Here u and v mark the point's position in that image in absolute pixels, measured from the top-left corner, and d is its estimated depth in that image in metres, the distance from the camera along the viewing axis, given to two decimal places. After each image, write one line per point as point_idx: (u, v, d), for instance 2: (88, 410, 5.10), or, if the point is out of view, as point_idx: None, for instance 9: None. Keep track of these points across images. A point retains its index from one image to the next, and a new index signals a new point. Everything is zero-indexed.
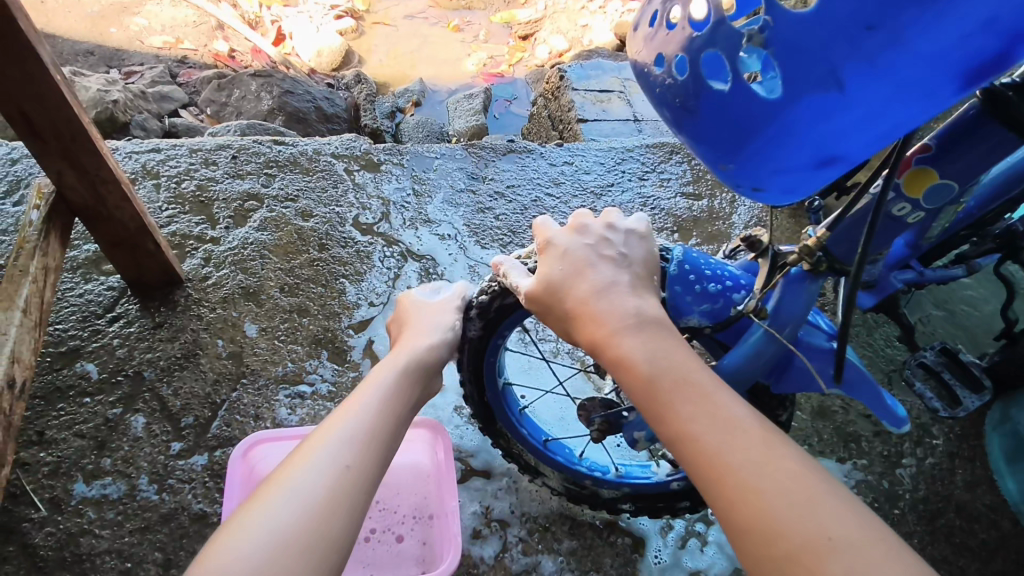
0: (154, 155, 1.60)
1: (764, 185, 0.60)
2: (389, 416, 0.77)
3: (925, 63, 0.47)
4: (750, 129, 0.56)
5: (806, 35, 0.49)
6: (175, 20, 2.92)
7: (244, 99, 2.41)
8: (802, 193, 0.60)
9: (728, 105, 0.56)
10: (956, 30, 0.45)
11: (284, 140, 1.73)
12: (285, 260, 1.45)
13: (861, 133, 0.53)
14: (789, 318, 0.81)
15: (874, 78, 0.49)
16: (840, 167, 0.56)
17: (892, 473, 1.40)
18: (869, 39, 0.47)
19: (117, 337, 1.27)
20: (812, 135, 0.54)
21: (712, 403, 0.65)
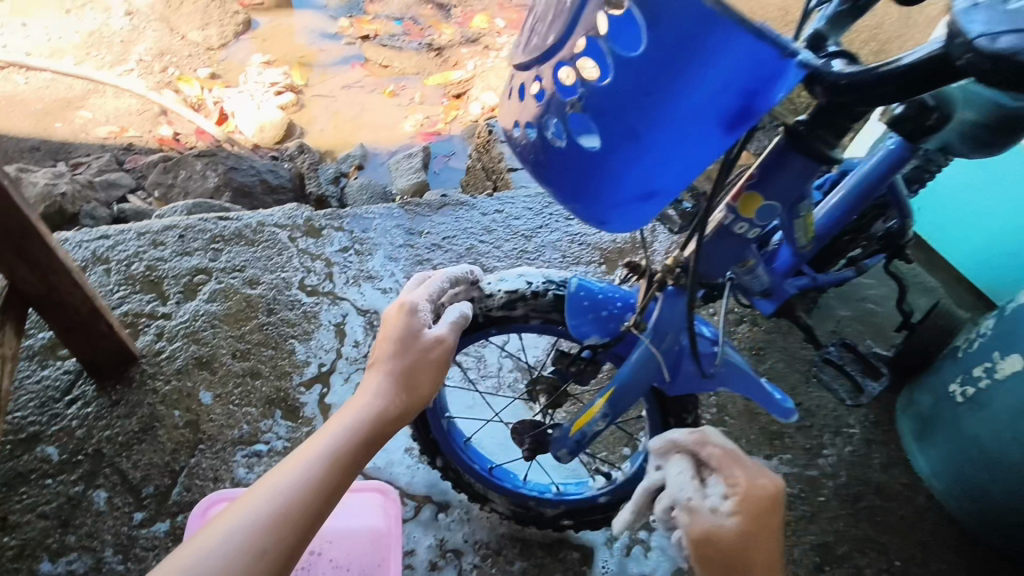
0: (103, 242, 1.68)
1: (609, 219, 0.73)
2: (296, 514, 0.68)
3: (694, 117, 0.61)
4: (586, 176, 0.69)
5: (608, 101, 0.62)
6: (119, 110, 3.01)
7: (190, 179, 2.52)
8: (641, 223, 0.73)
9: (567, 158, 0.69)
10: (709, 90, 0.59)
11: (229, 215, 1.82)
12: (235, 328, 1.53)
13: (666, 170, 0.65)
14: (664, 331, 0.93)
15: (662, 130, 0.62)
16: (661, 199, 0.69)
17: (814, 464, 1.53)
18: (650, 101, 0.61)
19: (76, 418, 1.33)
20: (628, 174, 0.67)
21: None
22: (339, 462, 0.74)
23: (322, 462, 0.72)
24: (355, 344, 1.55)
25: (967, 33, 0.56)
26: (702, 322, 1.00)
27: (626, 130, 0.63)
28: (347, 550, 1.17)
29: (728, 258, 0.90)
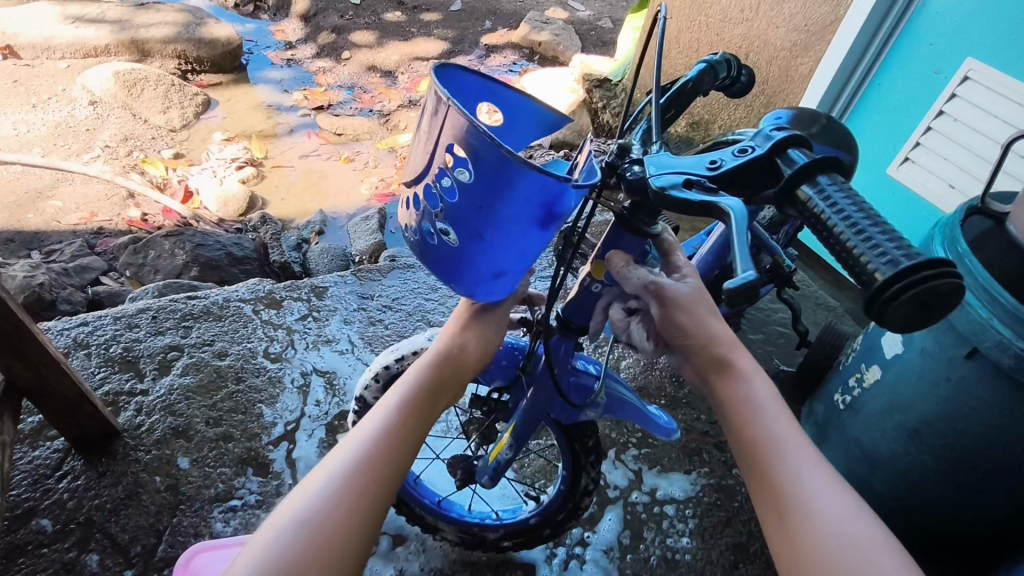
0: (82, 328, 1.85)
1: (476, 294, 0.91)
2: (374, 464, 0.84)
3: (517, 221, 0.80)
4: (452, 264, 0.87)
5: (457, 212, 0.81)
6: (88, 196, 3.20)
7: (159, 257, 2.70)
8: (499, 294, 0.91)
9: (435, 251, 0.87)
10: (522, 202, 0.78)
11: (197, 294, 2.02)
12: (208, 397, 1.71)
13: (507, 257, 0.85)
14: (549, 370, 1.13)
15: (497, 231, 0.81)
16: (510, 276, 0.88)
17: (730, 473, 1.76)
18: (483, 211, 0.80)
19: (67, 491, 1.49)
20: (481, 263, 0.85)
21: (757, 421, 0.82)
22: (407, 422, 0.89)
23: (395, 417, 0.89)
24: (317, 403, 1.75)
25: (646, 171, 0.81)
26: (590, 361, 1.21)
27: (472, 234, 0.82)
28: None
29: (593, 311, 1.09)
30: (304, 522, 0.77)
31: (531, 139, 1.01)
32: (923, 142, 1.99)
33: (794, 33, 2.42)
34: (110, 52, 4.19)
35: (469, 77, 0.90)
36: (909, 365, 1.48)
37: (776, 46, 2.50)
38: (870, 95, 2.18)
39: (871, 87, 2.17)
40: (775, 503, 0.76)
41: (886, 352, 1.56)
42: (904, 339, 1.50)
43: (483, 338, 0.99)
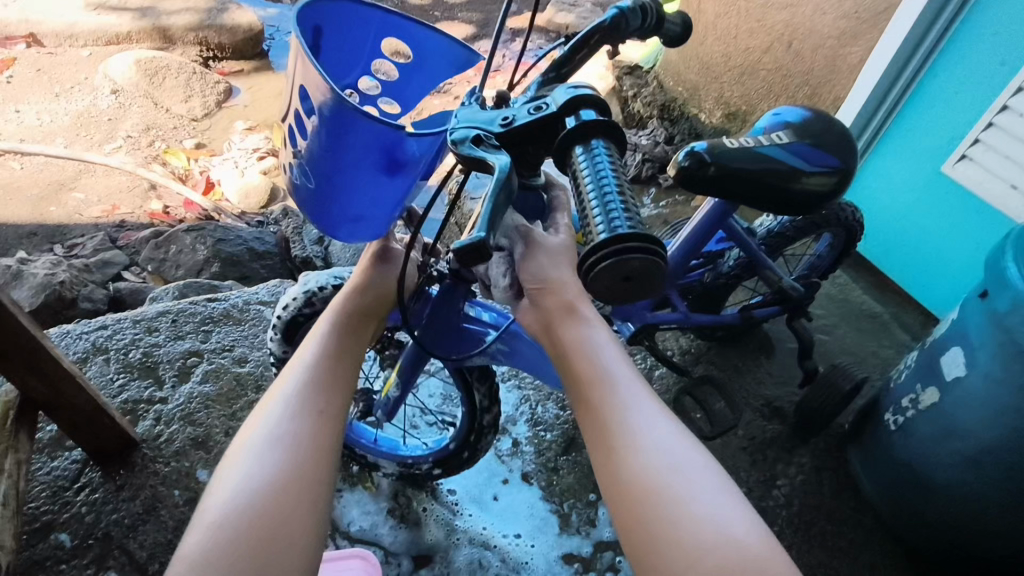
0: (101, 332, 1.81)
1: (340, 234, 0.91)
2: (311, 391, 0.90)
3: (365, 158, 0.80)
4: (316, 204, 0.87)
5: (315, 150, 0.81)
6: (111, 188, 3.17)
7: (180, 252, 2.67)
8: (365, 237, 0.91)
9: (301, 190, 0.87)
10: (367, 141, 0.78)
11: (217, 296, 1.97)
12: (226, 407, 1.67)
13: (362, 197, 0.85)
14: (437, 313, 1.17)
15: (348, 167, 0.81)
16: (368, 218, 0.88)
17: (768, 494, 1.67)
18: (334, 148, 0.79)
19: (85, 504, 1.45)
20: (337, 201, 0.85)
21: (595, 362, 0.86)
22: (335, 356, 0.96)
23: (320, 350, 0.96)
24: None
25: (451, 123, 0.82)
26: (489, 308, 1.26)
27: (323, 173, 0.82)
28: None
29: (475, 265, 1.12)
30: (261, 468, 0.81)
31: (444, 79, 1.02)
32: (983, 139, 1.86)
33: (843, 21, 2.26)
34: (132, 39, 4.14)
35: (370, 11, 0.93)
36: (972, 389, 1.37)
37: (823, 33, 2.34)
38: (925, 86, 2.03)
39: (927, 78, 2.02)
40: (607, 440, 0.81)
41: (946, 372, 1.44)
42: (968, 361, 1.38)
43: (393, 273, 1.08)
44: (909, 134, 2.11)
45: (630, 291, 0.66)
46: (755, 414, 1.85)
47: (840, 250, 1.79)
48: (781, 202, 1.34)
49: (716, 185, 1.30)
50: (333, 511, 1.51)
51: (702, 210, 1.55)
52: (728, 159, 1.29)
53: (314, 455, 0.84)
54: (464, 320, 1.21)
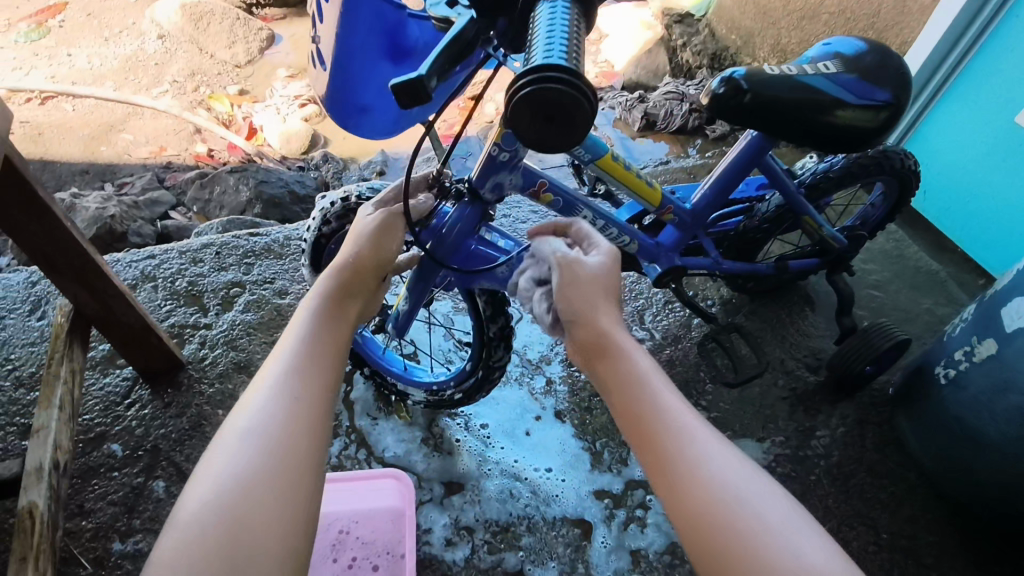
0: (150, 261, 1.87)
1: (350, 126, 0.97)
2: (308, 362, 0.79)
3: (371, 39, 0.90)
4: (331, 91, 0.93)
5: (329, 36, 0.89)
6: (157, 130, 3.23)
7: (224, 193, 2.72)
8: (373, 129, 0.99)
9: (318, 79, 0.95)
10: (372, 22, 0.89)
11: (259, 231, 2.00)
12: (267, 335, 1.71)
13: (368, 83, 0.93)
14: (450, 227, 1.18)
15: (358, 48, 0.90)
16: (374, 105, 0.96)
17: (806, 444, 1.64)
18: (346, 31, 0.88)
19: (135, 419, 1.52)
20: (346, 88, 0.93)
21: (621, 362, 0.78)
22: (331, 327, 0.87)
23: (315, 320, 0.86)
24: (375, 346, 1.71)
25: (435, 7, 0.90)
26: (505, 237, 1.27)
27: (336, 57, 0.90)
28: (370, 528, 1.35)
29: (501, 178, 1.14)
30: (256, 451, 0.68)
31: None
32: None
33: None
34: None
35: None
36: None
37: None
38: (1003, 29, 1.88)
39: (1007, 20, 1.87)
40: (644, 441, 0.70)
41: (1007, 324, 1.38)
42: None
43: (386, 246, 1.02)
44: (983, 82, 1.98)
45: (556, 131, 0.60)
46: (798, 365, 1.80)
47: (893, 202, 1.69)
48: (818, 139, 1.24)
49: (749, 116, 1.20)
50: (369, 437, 1.54)
51: (736, 148, 1.42)
52: (766, 86, 1.18)
53: (308, 437, 0.71)
54: (477, 241, 1.22)
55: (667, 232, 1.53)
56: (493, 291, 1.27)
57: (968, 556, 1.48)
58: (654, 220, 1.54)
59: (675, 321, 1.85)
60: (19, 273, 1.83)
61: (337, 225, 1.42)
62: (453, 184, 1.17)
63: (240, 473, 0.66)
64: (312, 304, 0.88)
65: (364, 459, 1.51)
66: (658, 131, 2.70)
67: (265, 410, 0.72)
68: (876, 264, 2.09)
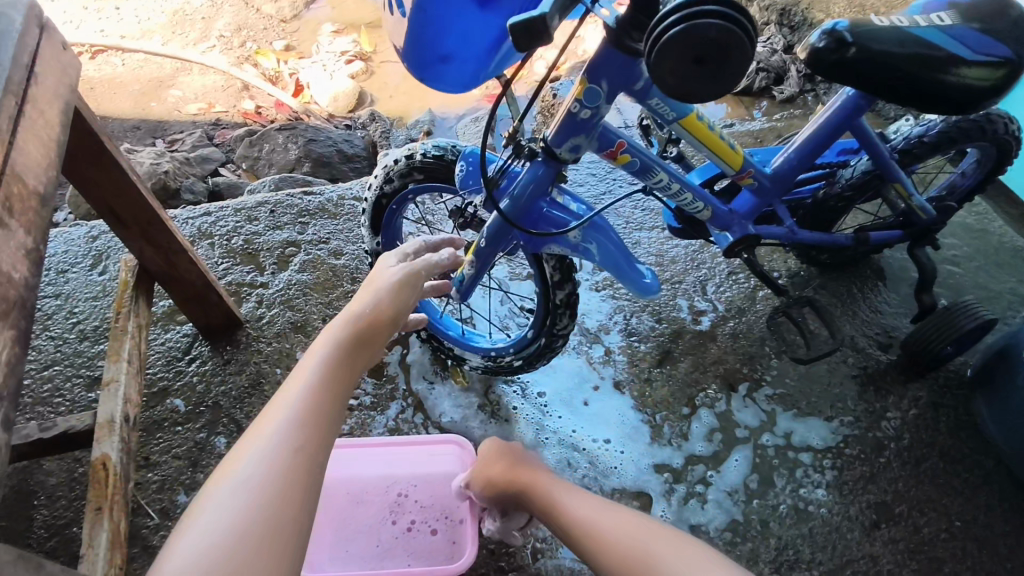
0: (206, 218, 1.86)
1: (430, 77, 0.96)
2: (319, 409, 0.78)
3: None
4: (411, 44, 0.91)
5: None
6: (206, 87, 3.22)
7: (274, 151, 2.70)
8: (452, 82, 0.97)
9: (397, 27, 0.91)
10: None
11: (312, 190, 1.97)
12: (323, 295, 1.69)
13: (449, 37, 0.90)
14: (522, 188, 1.14)
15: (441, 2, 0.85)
16: (454, 59, 0.93)
17: (877, 425, 1.56)
18: None
19: (196, 375, 1.53)
20: (426, 40, 0.90)
21: (575, 515, 1.02)
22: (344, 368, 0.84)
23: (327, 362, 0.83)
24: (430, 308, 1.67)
25: None
26: (578, 200, 1.20)
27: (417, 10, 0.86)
28: (429, 493, 1.36)
29: (580, 139, 1.08)
30: (246, 502, 0.68)
31: None
32: None
33: None
34: None
35: None
36: None
37: None
38: None
39: None
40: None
41: None
42: None
43: (407, 295, 0.98)
44: None
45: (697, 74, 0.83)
46: (869, 343, 1.71)
47: (987, 170, 1.57)
48: (924, 101, 1.14)
49: (850, 73, 1.11)
50: (425, 402, 1.52)
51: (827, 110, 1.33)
52: (874, 39, 1.09)
53: (301, 490, 0.71)
54: (548, 203, 1.17)
55: (742, 198, 1.45)
56: (562, 256, 1.22)
57: None
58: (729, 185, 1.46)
59: (740, 294, 1.77)
60: (81, 227, 1.85)
61: (400, 184, 1.37)
62: (527, 144, 1.12)
63: (231, 523, 0.67)
64: (326, 345, 0.84)
65: (420, 423, 1.50)
66: (721, 92, 2.56)
67: (267, 457, 0.72)
68: (957, 238, 1.95)
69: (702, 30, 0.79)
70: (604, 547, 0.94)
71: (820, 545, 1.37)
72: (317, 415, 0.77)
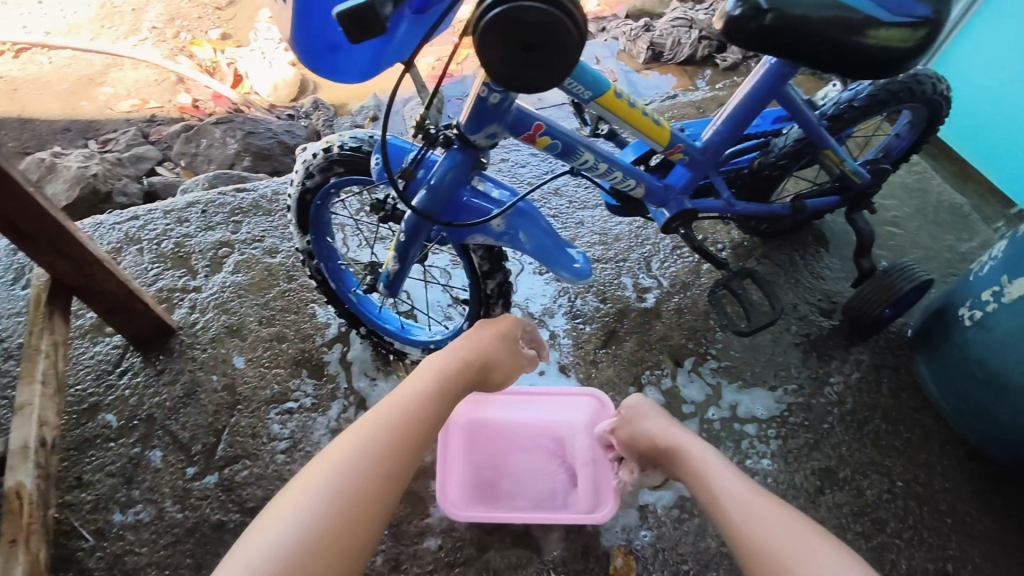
0: (133, 222, 1.79)
1: (325, 64, 0.88)
2: (408, 440, 0.91)
3: None
4: (301, 24, 0.82)
5: None
6: (139, 82, 3.09)
7: (212, 146, 2.61)
8: (347, 69, 0.90)
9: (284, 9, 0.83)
10: None
11: (245, 186, 1.90)
12: (259, 296, 1.64)
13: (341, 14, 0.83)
14: (441, 178, 1.08)
15: None
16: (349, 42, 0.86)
17: (820, 392, 1.58)
18: None
19: (128, 387, 1.48)
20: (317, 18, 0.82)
21: (716, 480, 1.00)
22: (424, 407, 0.97)
23: (414, 402, 0.97)
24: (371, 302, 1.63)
25: None
26: (500, 186, 1.16)
27: None
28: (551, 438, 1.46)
29: (493, 124, 1.03)
30: (329, 501, 0.80)
31: None
32: None
33: None
34: None
35: None
36: None
37: None
38: None
39: None
40: (757, 558, 0.84)
41: None
42: None
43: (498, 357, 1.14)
44: None
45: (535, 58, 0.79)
46: (811, 309, 1.72)
47: (920, 130, 1.56)
48: (846, 65, 1.11)
49: (769, 41, 1.08)
50: (367, 399, 1.49)
51: (751, 78, 1.28)
52: (793, 4, 1.05)
53: (375, 509, 0.83)
54: (469, 193, 1.12)
55: (677, 172, 1.42)
56: (489, 245, 1.18)
57: (986, 500, 1.43)
58: (663, 160, 1.42)
59: (684, 269, 1.77)
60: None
61: (321, 178, 1.30)
62: (440, 131, 1.05)
63: (315, 515, 0.79)
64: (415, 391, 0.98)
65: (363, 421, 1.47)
66: (665, 63, 2.53)
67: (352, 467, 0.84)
68: (897, 199, 1.98)
69: (523, 13, 0.75)
70: (738, 535, 0.88)
71: None
72: (401, 443, 0.90)
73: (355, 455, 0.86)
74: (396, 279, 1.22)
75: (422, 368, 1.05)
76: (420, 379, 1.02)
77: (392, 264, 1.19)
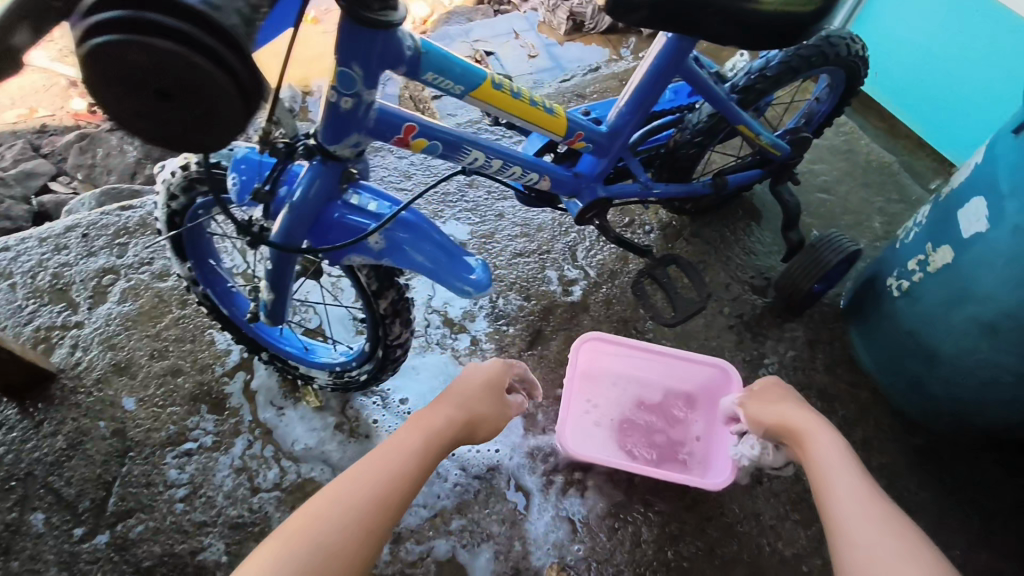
0: (3, 255, 1.59)
1: None
2: (422, 474, 0.87)
3: None
4: None
5: None
6: (25, 89, 2.82)
7: (108, 156, 2.40)
8: None
9: None
10: None
11: (133, 202, 1.72)
12: (150, 327, 1.50)
13: None
14: (305, 197, 0.95)
15: None
16: None
17: (755, 375, 1.52)
18: None
19: (3, 445, 1.33)
20: None
21: (820, 464, 0.91)
22: (438, 447, 0.93)
23: (431, 439, 0.93)
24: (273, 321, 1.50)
25: None
26: (380, 196, 1.04)
27: None
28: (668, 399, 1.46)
29: (353, 133, 0.90)
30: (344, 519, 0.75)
31: None
32: None
33: None
34: None
35: None
36: (996, 245, 1.15)
37: None
38: None
39: None
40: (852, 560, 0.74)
41: (963, 229, 1.22)
42: (992, 215, 1.15)
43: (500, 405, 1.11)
44: None
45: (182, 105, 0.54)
46: (743, 288, 1.65)
47: (840, 92, 1.48)
48: (740, 32, 1.02)
49: (658, 14, 0.97)
50: (274, 431, 1.38)
51: (650, 53, 1.17)
52: None
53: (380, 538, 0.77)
54: (342, 209, 1.00)
55: (586, 159, 1.31)
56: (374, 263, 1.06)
57: (924, 473, 1.40)
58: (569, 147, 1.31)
59: (611, 255, 1.68)
60: None
61: (186, 199, 1.16)
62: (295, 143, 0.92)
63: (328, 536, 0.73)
64: (431, 428, 0.94)
65: (270, 456, 1.35)
66: (587, 33, 2.40)
67: (366, 489, 0.79)
68: (826, 162, 1.92)
69: (129, 51, 0.48)
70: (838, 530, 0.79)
71: (703, 515, 1.32)
72: (417, 476, 0.86)
73: (373, 478, 0.81)
74: (278, 309, 1.10)
75: (439, 403, 1.02)
76: (435, 417, 0.98)
77: (268, 293, 1.06)
